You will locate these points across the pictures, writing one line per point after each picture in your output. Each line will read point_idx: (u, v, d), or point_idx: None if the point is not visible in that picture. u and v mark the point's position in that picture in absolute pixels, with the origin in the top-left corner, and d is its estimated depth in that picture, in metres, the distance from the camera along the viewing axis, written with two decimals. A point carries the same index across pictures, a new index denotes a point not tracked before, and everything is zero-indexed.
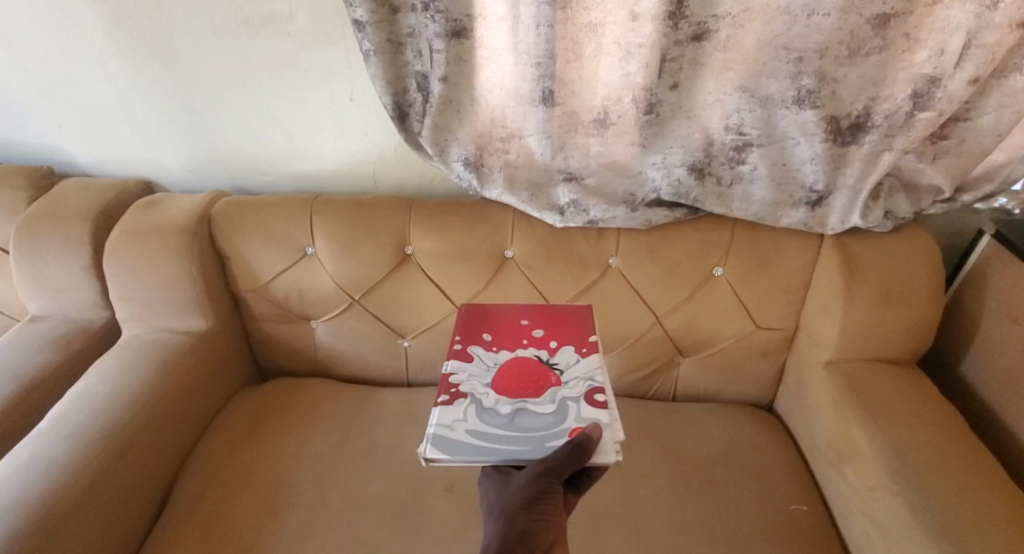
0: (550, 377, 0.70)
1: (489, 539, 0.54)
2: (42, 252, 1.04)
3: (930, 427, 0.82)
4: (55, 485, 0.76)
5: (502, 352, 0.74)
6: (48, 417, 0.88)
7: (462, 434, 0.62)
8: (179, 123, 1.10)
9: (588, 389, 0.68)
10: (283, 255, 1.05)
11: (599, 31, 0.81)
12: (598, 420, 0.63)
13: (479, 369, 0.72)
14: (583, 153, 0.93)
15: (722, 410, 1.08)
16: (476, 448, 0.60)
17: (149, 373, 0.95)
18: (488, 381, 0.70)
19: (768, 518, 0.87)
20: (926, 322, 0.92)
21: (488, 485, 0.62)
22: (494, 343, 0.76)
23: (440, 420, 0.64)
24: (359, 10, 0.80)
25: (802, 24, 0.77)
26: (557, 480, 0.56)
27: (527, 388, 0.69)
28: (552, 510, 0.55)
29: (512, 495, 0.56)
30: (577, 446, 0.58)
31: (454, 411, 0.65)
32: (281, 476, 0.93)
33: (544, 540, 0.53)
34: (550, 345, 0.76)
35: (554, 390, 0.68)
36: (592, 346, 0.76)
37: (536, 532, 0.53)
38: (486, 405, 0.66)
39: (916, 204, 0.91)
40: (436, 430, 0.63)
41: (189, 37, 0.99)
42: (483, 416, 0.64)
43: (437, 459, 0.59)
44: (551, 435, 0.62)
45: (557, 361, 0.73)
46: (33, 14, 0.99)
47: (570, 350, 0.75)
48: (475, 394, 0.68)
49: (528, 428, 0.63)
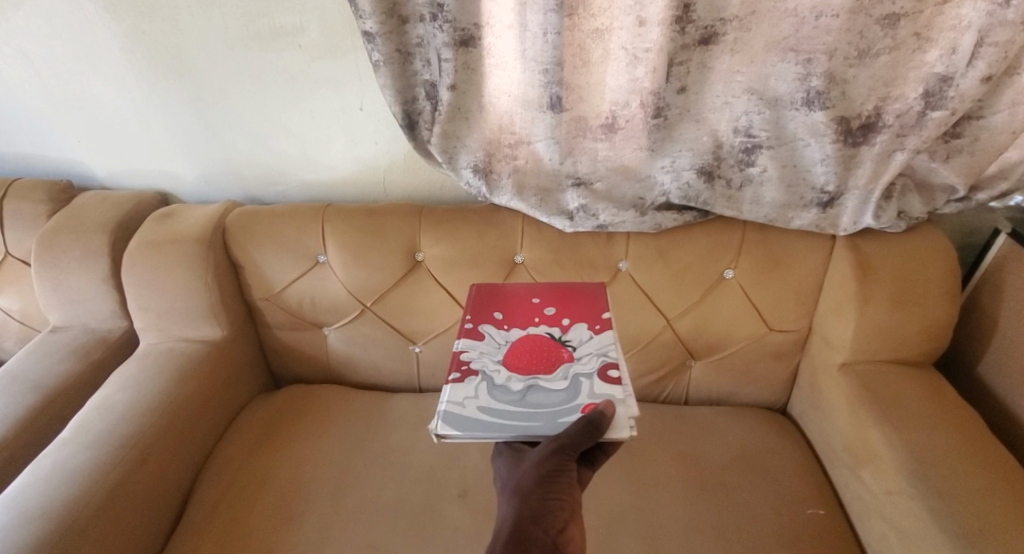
0: (562, 353, 0.71)
1: (503, 517, 0.58)
2: (62, 264, 1.06)
3: (948, 429, 0.81)
4: (78, 492, 0.77)
5: (513, 331, 0.75)
6: (70, 425, 0.90)
7: (473, 410, 0.63)
8: (194, 136, 1.12)
9: (601, 364, 0.68)
10: (296, 263, 1.06)
11: (606, 37, 0.81)
12: (611, 396, 0.64)
13: (490, 347, 0.73)
14: (592, 157, 0.94)
15: (736, 413, 1.08)
16: (487, 424, 0.61)
17: (167, 381, 0.96)
18: (499, 359, 0.71)
19: (785, 522, 0.86)
20: (943, 322, 0.91)
21: (502, 461, 0.65)
22: (505, 322, 0.77)
23: (451, 397, 0.65)
24: (368, 21, 0.82)
25: (810, 26, 0.77)
26: (570, 458, 0.58)
27: (539, 363, 0.70)
28: (564, 487, 0.57)
29: (526, 474, 0.59)
30: (589, 423, 0.59)
31: (465, 388, 0.66)
32: (296, 483, 0.94)
33: (558, 519, 0.56)
34: (562, 323, 0.76)
35: (567, 366, 0.69)
36: (604, 322, 0.76)
37: (549, 511, 0.56)
38: (497, 382, 0.67)
39: (929, 203, 0.90)
40: (447, 407, 0.64)
41: (202, 51, 1.00)
42: (495, 393, 0.65)
43: (449, 434, 0.60)
44: (563, 411, 0.62)
45: (570, 338, 0.73)
46: (53, 33, 1.01)
47: (583, 327, 0.75)
48: (487, 371, 0.69)
49: (539, 405, 0.64)
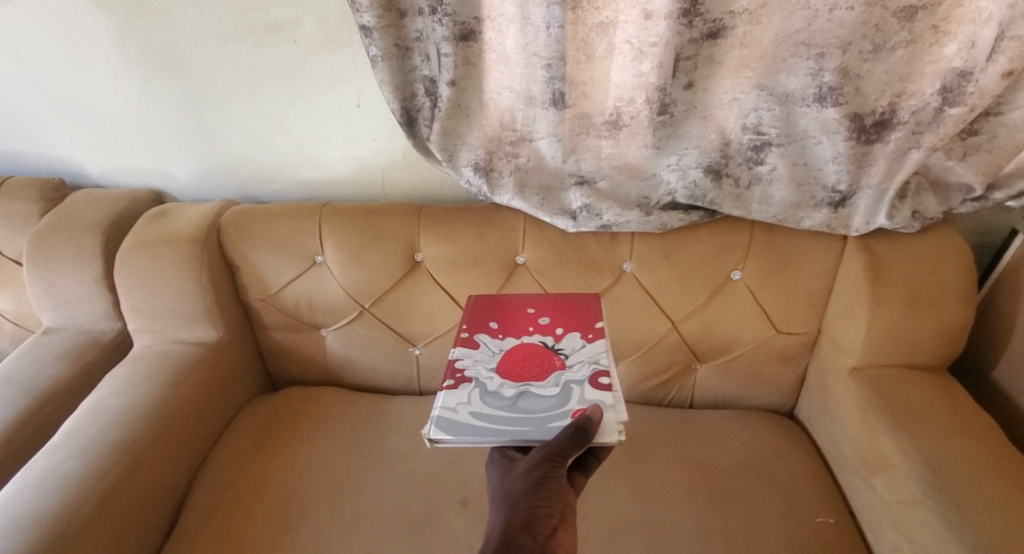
0: (554, 360, 0.68)
1: (493, 526, 0.55)
2: (55, 264, 1.04)
3: (961, 436, 0.78)
4: (68, 500, 0.75)
5: (507, 339, 0.73)
6: (61, 431, 0.87)
7: (465, 416, 0.61)
8: (187, 133, 1.10)
9: (593, 372, 0.66)
10: (293, 263, 1.04)
11: (610, 31, 0.79)
12: (600, 401, 0.61)
13: (484, 354, 0.71)
14: (595, 155, 0.91)
15: (743, 417, 1.05)
16: (477, 430, 0.59)
17: (161, 384, 0.94)
18: (493, 366, 0.69)
19: (795, 531, 0.84)
20: (957, 326, 0.88)
21: (494, 469, 0.63)
22: (500, 330, 0.74)
23: (444, 403, 0.63)
24: (366, 15, 0.79)
25: (823, 19, 0.74)
26: (559, 465, 0.55)
27: (530, 370, 0.67)
28: (554, 494, 0.54)
29: (515, 482, 0.56)
30: (577, 429, 0.56)
31: (458, 394, 0.64)
32: (294, 488, 0.91)
33: (546, 526, 0.53)
34: (555, 331, 0.73)
35: (558, 373, 0.66)
36: (598, 331, 0.73)
37: (538, 518, 0.53)
38: (489, 389, 0.65)
39: (945, 202, 0.87)
40: (439, 414, 0.62)
41: (196, 47, 0.98)
42: (486, 399, 0.63)
43: (441, 439, 0.58)
44: (553, 416, 0.60)
45: (563, 347, 0.71)
46: (44, 28, 0.99)
47: (576, 335, 0.72)
48: (480, 379, 0.67)
49: (530, 410, 0.61)
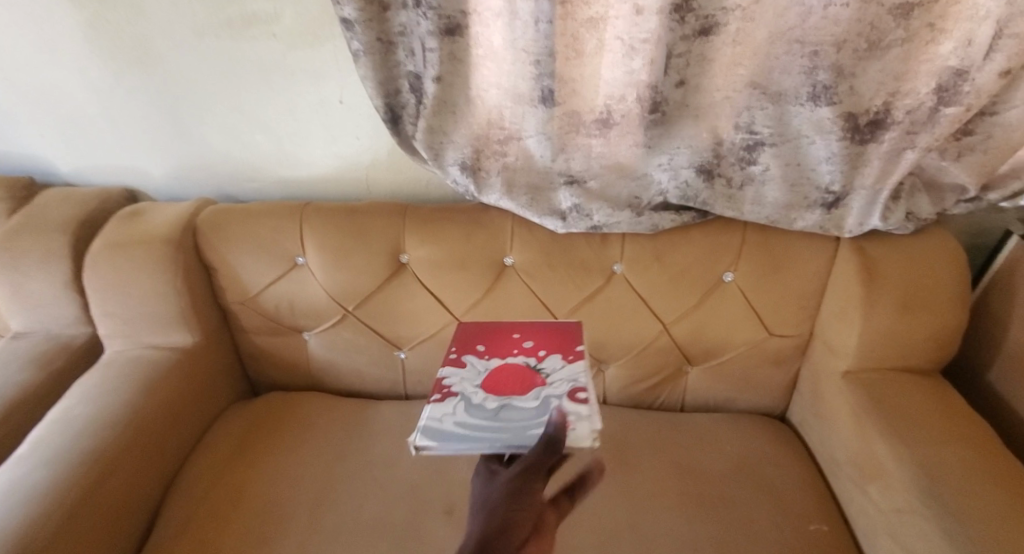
0: (536, 378, 0.66)
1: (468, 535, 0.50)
2: (21, 266, 0.99)
3: (955, 440, 0.77)
4: (32, 513, 0.70)
5: (492, 359, 0.71)
6: (26, 441, 0.83)
7: (448, 424, 0.59)
8: (163, 130, 1.06)
9: (572, 388, 0.63)
10: (272, 265, 1.00)
11: (601, 27, 0.76)
12: (577, 413, 0.59)
13: (470, 373, 0.69)
14: (585, 154, 0.89)
15: (735, 421, 1.03)
16: (458, 437, 0.57)
17: (133, 391, 0.90)
18: (477, 382, 0.66)
19: (790, 538, 0.82)
20: (951, 329, 0.87)
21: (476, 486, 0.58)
22: (487, 352, 0.72)
23: (429, 415, 0.61)
24: (346, 7, 0.76)
25: (817, 16, 0.72)
26: (540, 471, 0.52)
27: (512, 386, 0.65)
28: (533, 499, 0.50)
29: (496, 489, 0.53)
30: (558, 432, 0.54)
31: (442, 407, 0.62)
32: (273, 498, 0.88)
33: (522, 532, 0.48)
34: (539, 354, 0.71)
35: (540, 389, 0.64)
36: (580, 354, 0.71)
37: (515, 523, 0.49)
38: (473, 401, 0.63)
39: (938, 203, 0.86)
40: (424, 424, 0.60)
41: (170, 40, 0.94)
42: (470, 411, 0.61)
43: (426, 447, 0.56)
44: (533, 424, 0.57)
45: (544, 366, 0.68)
46: (9, 19, 0.95)
47: (557, 356, 0.70)
48: (465, 393, 0.64)
49: (511, 420, 0.59)
